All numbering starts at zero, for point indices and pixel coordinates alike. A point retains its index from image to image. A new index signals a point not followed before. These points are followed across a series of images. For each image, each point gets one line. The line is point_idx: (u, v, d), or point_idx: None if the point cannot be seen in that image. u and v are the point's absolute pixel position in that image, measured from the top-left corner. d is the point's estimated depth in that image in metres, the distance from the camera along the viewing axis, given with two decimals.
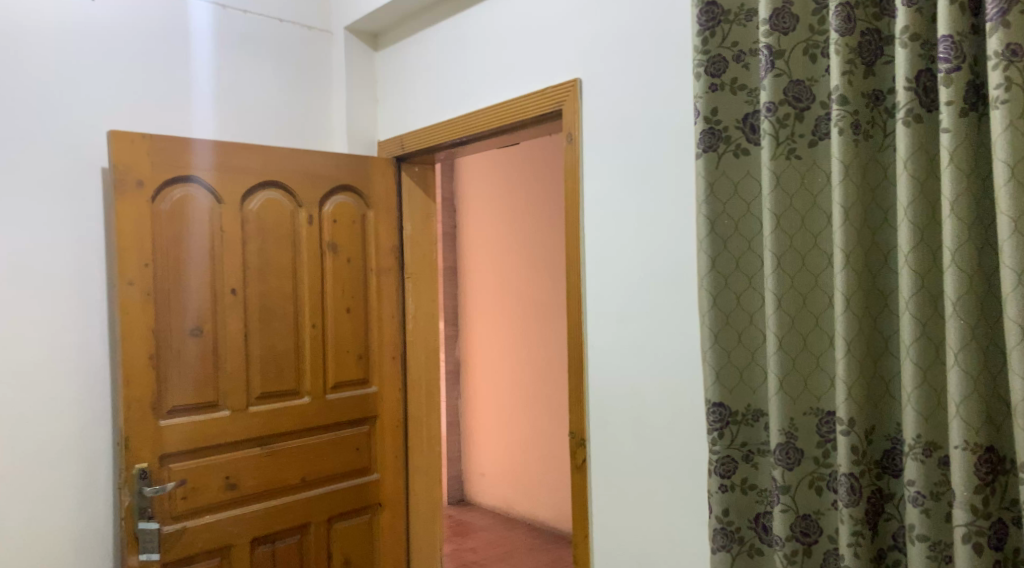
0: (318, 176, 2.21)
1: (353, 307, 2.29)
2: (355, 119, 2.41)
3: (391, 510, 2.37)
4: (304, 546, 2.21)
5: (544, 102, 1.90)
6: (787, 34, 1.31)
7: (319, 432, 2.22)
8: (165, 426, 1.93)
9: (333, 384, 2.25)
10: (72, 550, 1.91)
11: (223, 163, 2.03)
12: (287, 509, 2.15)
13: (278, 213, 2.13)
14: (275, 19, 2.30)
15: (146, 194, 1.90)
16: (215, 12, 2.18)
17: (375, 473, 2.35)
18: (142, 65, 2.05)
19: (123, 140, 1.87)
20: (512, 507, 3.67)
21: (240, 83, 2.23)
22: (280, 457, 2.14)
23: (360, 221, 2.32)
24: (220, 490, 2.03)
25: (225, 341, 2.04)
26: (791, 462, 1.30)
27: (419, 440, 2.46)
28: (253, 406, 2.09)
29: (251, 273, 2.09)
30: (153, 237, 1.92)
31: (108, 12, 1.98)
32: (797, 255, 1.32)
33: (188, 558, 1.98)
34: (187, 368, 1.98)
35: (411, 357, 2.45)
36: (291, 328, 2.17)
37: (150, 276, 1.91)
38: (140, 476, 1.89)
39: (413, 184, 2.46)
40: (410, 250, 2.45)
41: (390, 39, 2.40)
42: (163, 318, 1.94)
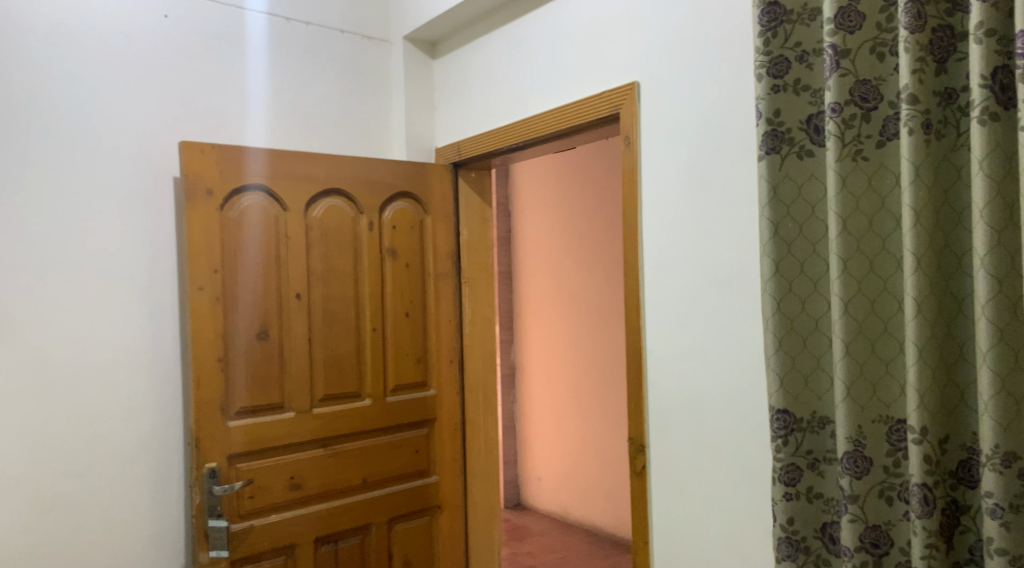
0: (377, 182, 2.26)
1: (411, 311, 2.33)
2: (413, 126, 2.45)
3: (450, 512, 2.40)
4: (365, 547, 2.25)
5: (601, 106, 1.90)
6: (853, 33, 1.28)
7: (379, 433, 2.26)
8: (232, 426, 2.00)
9: (392, 386, 2.28)
10: (145, 545, 1.98)
11: (287, 171, 2.09)
12: (349, 509, 2.19)
13: (340, 219, 2.18)
14: (336, 30, 2.36)
15: (214, 203, 1.97)
16: (279, 25, 2.24)
17: (434, 475, 2.38)
18: (210, 78, 2.12)
19: (194, 150, 1.94)
20: (568, 512, 3.66)
21: (302, 93, 2.29)
22: (343, 458, 2.18)
23: (419, 227, 2.35)
24: (285, 490, 2.08)
25: (290, 344, 2.10)
26: (860, 471, 1.27)
27: (477, 443, 2.48)
28: (317, 407, 2.14)
29: (314, 277, 2.15)
30: (221, 244, 1.99)
31: (178, 28, 2.07)
32: (864, 259, 1.28)
33: (255, 555, 2.04)
34: (253, 370, 2.04)
35: (469, 361, 2.47)
36: (352, 332, 2.21)
37: (219, 281, 1.98)
38: (209, 476, 1.95)
39: (470, 190, 2.49)
40: (467, 254, 2.47)
41: (447, 47, 2.44)
42: (231, 322, 2.01)
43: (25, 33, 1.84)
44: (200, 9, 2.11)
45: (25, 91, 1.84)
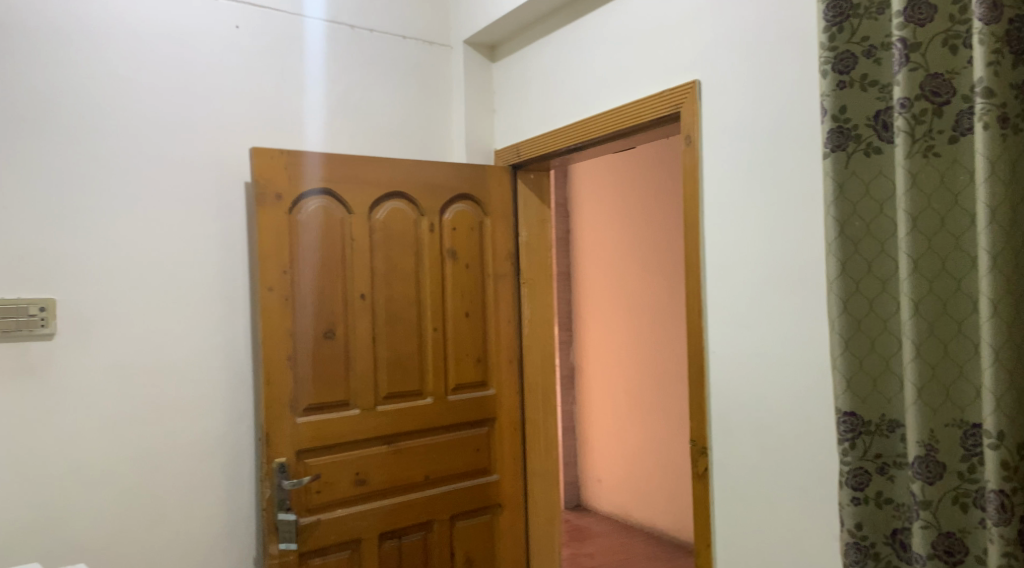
0: (438, 185, 2.30)
1: (471, 311, 2.36)
2: (473, 128, 2.49)
3: (511, 511, 2.42)
4: (428, 543, 2.29)
5: (661, 105, 1.89)
6: (924, 26, 1.25)
7: (441, 432, 2.30)
8: (300, 423, 2.06)
9: (453, 385, 2.32)
10: (219, 537, 2.06)
11: (352, 174, 2.15)
12: (412, 506, 2.24)
13: (402, 221, 2.23)
14: (398, 36, 2.41)
15: (283, 206, 2.04)
16: (344, 32, 2.31)
17: (495, 474, 2.40)
18: (279, 85, 2.20)
19: (264, 156, 2.01)
20: (629, 514, 3.64)
21: (366, 99, 2.35)
22: (406, 455, 2.23)
23: (478, 228, 2.38)
24: (351, 486, 2.14)
25: (355, 342, 2.16)
26: (932, 476, 1.23)
27: (537, 442, 2.50)
28: (381, 405, 2.20)
29: (378, 278, 2.20)
30: (290, 246, 2.06)
31: (249, 38, 2.15)
32: (936, 258, 1.25)
33: (322, 548, 2.10)
34: (320, 368, 2.10)
35: (529, 361, 2.49)
36: (414, 332, 2.26)
37: (288, 282, 2.05)
38: (279, 470, 2.02)
39: (529, 191, 2.51)
40: (526, 255, 2.49)
41: (506, 50, 2.47)
42: (299, 322, 2.07)
43: (107, 47, 1.94)
44: (270, 20, 2.19)
45: (108, 102, 1.94)
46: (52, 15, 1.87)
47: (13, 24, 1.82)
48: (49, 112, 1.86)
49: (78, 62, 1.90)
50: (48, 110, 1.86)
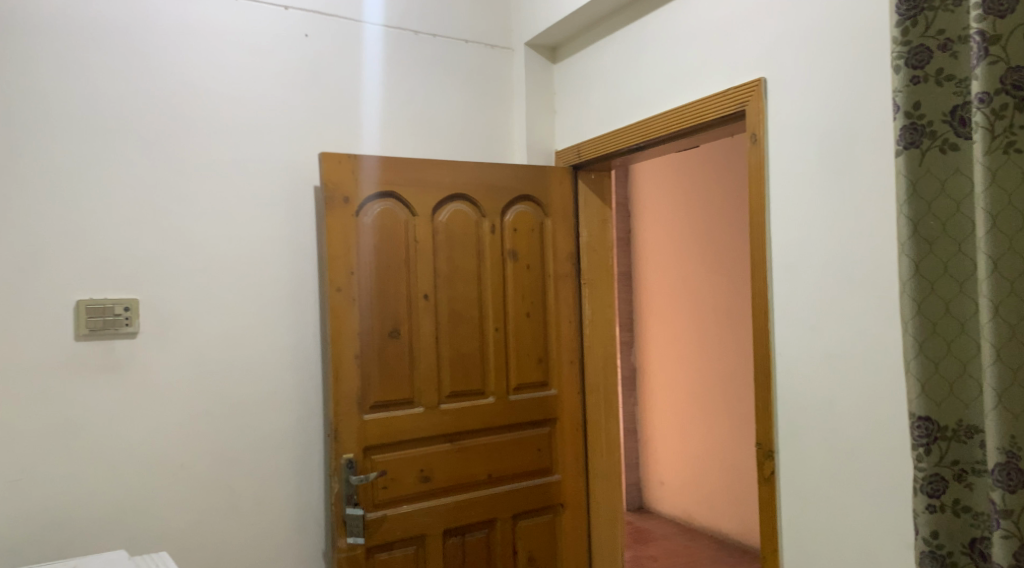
0: (499, 187, 2.32)
1: (532, 312, 2.37)
2: (534, 130, 2.50)
3: (573, 511, 2.42)
4: (491, 541, 2.31)
5: (725, 103, 1.87)
6: (1005, 17, 1.19)
7: (503, 431, 2.32)
8: (366, 420, 2.11)
9: (515, 385, 2.34)
10: (291, 530, 2.13)
11: (416, 178, 2.20)
12: (475, 504, 2.26)
13: (464, 223, 2.27)
14: (460, 40, 2.44)
15: (350, 209, 2.10)
16: (408, 38, 2.36)
17: (557, 474, 2.41)
18: (346, 91, 2.26)
19: (332, 161, 2.07)
20: (693, 517, 3.60)
21: (429, 103, 2.39)
22: (468, 453, 2.26)
23: (539, 229, 2.40)
24: (415, 482, 2.18)
25: (419, 342, 2.20)
26: (1014, 484, 1.19)
27: (599, 443, 2.50)
28: (444, 403, 2.23)
29: (441, 279, 2.24)
30: (356, 248, 2.11)
31: (317, 46, 2.22)
32: (1018, 258, 1.20)
33: (388, 543, 2.15)
34: (385, 367, 2.15)
35: (591, 362, 2.49)
36: (476, 333, 2.29)
37: (355, 282, 2.10)
38: (347, 466, 2.07)
39: (590, 191, 2.51)
40: (587, 256, 2.49)
41: (567, 51, 2.48)
42: (366, 322, 2.13)
43: (185, 59, 2.03)
44: (338, 27, 2.25)
45: (185, 111, 2.02)
46: (135, 29, 1.97)
47: (99, 38, 1.92)
48: (132, 122, 1.96)
49: (159, 74, 1.99)
50: (130, 119, 1.95)
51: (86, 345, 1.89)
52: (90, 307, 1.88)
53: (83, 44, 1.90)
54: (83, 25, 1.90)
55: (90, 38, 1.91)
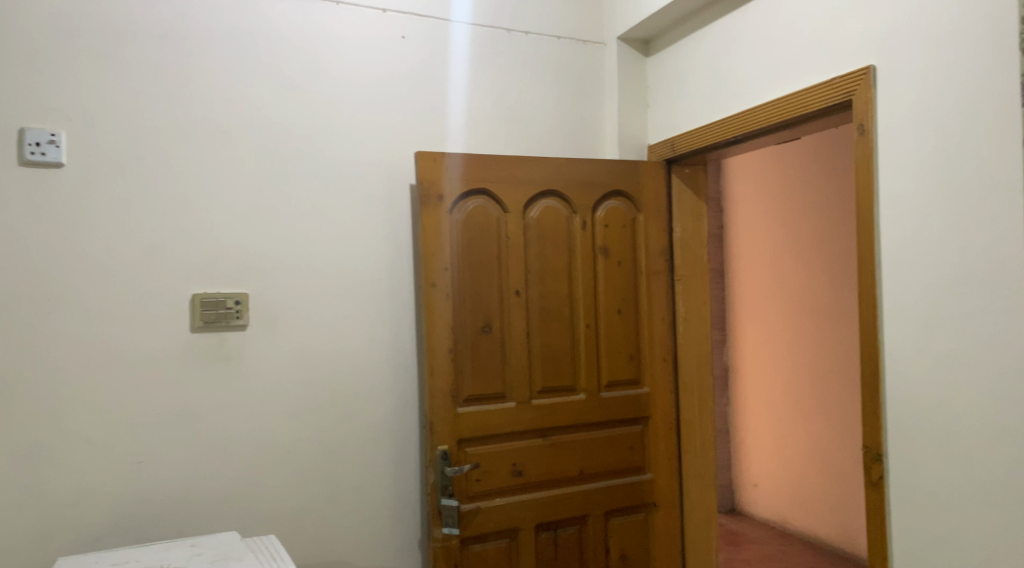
0: (591, 182, 2.32)
1: (624, 309, 2.35)
2: (627, 124, 2.48)
3: (666, 510, 2.39)
4: (583, 537, 2.30)
5: (831, 93, 1.80)
6: None
7: (594, 427, 2.32)
8: (460, 413, 2.15)
9: (607, 382, 2.33)
10: (388, 519, 2.19)
11: (509, 175, 2.22)
12: (567, 499, 2.26)
13: (556, 219, 2.27)
14: (553, 37, 2.45)
15: (443, 207, 2.14)
16: (501, 36, 2.38)
17: (649, 473, 2.38)
18: (440, 89, 2.30)
19: (427, 159, 2.13)
20: (789, 521, 3.49)
21: (522, 100, 2.40)
22: (560, 449, 2.26)
23: (631, 225, 2.37)
24: (508, 476, 2.20)
25: (511, 337, 2.22)
26: None
27: (693, 442, 2.45)
28: (536, 399, 2.24)
29: (533, 275, 2.25)
30: (450, 244, 2.15)
31: (414, 47, 2.26)
32: None
33: (481, 535, 2.17)
34: (478, 361, 2.18)
35: (684, 360, 2.44)
36: (567, 329, 2.29)
37: (449, 278, 2.14)
38: (442, 458, 2.11)
39: (684, 186, 2.47)
40: (680, 252, 2.45)
41: (661, 44, 2.44)
42: (460, 317, 2.17)
43: (290, 63, 2.11)
44: (433, 27, 2.29)
45: (289, 113, 2.10)
46: (245, 36, 2.06)
47: (211, 46, 2.02)
48: (242, 124, 2.05)
49: (266, 78, 2.08)
50: (239, 122, 2.05)
51: (200, 336, 2.00)
52: (205, 301, 1.99)
53: (198, 51, 2.01)
54: (198, 33, 2.01)
55: (204, 46, 2.02)
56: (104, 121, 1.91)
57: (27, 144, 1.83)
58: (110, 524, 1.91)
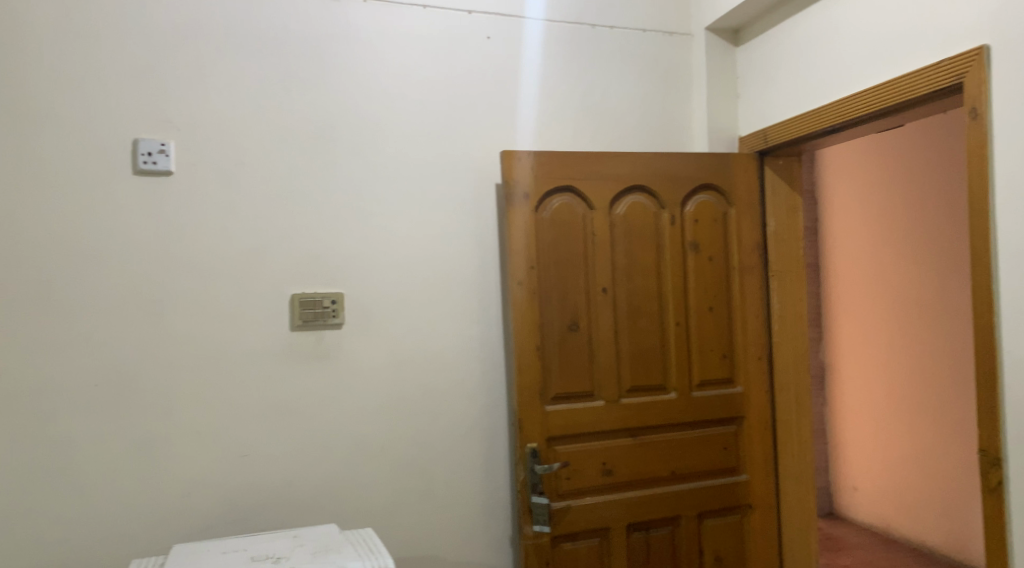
0: (679, 177, 2.27)
1: (716, 306, 2.30)
2: (716, 116, 2.41)
3: (762, 512, 2.32)
4: (675, 538, 2.26)
5: (940, 77, 1.71)
6: None
7: (686, 427, 2.27)
8: (549, 411, 2.15)
9: (699, 382, 2.28)
10: (479, 515, 2.21)
11: (596, 171, 2.20)
12: (659, 500, 2.23)
13: (644, 216, 2.24)
14: (638, 30, 2.41)
15: (530, 205, 2.15)
16: (586, 32, 2.36)
17: (745, 473, 2.32)
18: (525, 88, 2.30)
19: (513, 158, 2.14)
20: (893, 527, 3.33)
21: (608, 95, 2.38)
22: (651, 448, 2.23)
23: (722, 219, 2.32)
24: (598, 475, 2.19)
25: (599, 335, 2.21)
26: None
27: (790, 443, 2.37)
28: (626, 398, 2.22)
29: (620, 272, 2.23)
30: (536, 241, 2.16)
31: (499, 47, 2.28)
32: None
33: (572, 534, 2.17)
34: (567, 359, 2.18)
35: (780, 358, 2.36)
36: (656, 326, 2.25)
37: (535, 276, 2.15)
38: (531, 455, 2.12)
39: (778, 178, 2.39)
40: (775, 247, 2.37)
41: (751, 33, 2.37)
42: (547, 315, 2.17)
43: (379, 67, 2.16)
44: (518, 26, 2.29)
45: (378, 117, 2.15)
46: (336, 43, 2.12)
47: (306, 54, 2.09)
48: (334, 129, 2.11)
49: (358, 84, 2.14)
50: (332, 127, 2.11)
51: (299, 334, 2.07)
52: (304, 300, 2.06)
53: (292, 60, 2.08)
54: (293, 43, 2.08)
55: (298, 55, 2.09)
56: (208, 130, 2.01)
57: (140, 154, 1.94)
58: (218, 513, 2.00)
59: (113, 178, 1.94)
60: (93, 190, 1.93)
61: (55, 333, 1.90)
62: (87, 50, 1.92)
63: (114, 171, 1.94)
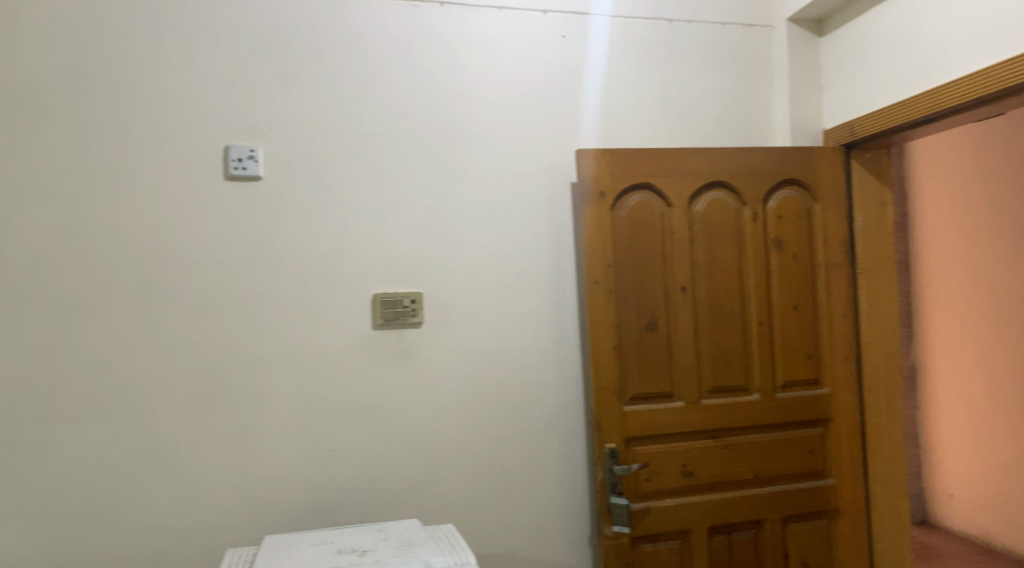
0: (761, 172, 2.22)
1: (800, 305, 2.23)
2: (798, 109, 2.34)
3: (851, 518, 2.24)
4: (759, 543, 2.21)
5: None
6: None
7: (771, 429, 2.22)
8: (627, 411, 2.13)
9: (782, 382, 2.22)
10: (558, 514, 2.21)
11: (674, 168, 2.17)
12: (742, 503, 2.18)
13: (724, 212, 2.20)
14: (716, 23, 2.36)
15: (607, 203, 2.14)
16: (663, 28, 2.33)
17: (832, 478, 2.24)
18: (601, 86, 2.29)
19: (589, 157, 2.13)
20: (994, 537, 3.17)
21: (685, 91, 2.34)
22: (733, 450, 2.18)
23: (806, 215, 2.25)
24: (678, 476, 2.16)
25: (678, 335, 2.17)
26: None
27: (881, 447, 2.28)
28: (706, 399, 2.18)
29: (700, 271, 2.19)
30: (613, 240, 2.15)
31: (574, 45, 2.27)
32: None
33: (652, 535, 2.14)
34: (645, 359, 2.15)
35: (869, 359, 2.28)
36: (738, 326, 2.20)
37: (612, 275, 2.14)
38: (610, 455, 2.11)
39: (866, 171, 2.30)
40: (863, 243, 2.28)
41: (836, 23, 2.29)
42: (625, 314, 2.15)
43: (456, 70, 2.19)
44: (594, 24, 2.29)
45: (455, 119, 2.18)
46: (414, 47, 2.16)
47: (385, 59, 2.14)
48: (412, 132, 2.15)
49: (435, 86, 2.17)
50: (410, 130, 2.15)
51: (381, 333, 2.12)
52: (385, 300, 2.11)
53: (372, 65, 2.13)
54: (373, 49, 2.13)
55: (378, 60, 2.14)
56: (293, 136, 2.08)
57: (231, 160, 2.03)
58: (305, 506, 2.07)
59: (206, 184, 2.03)
60: (188, 197, 2.02)
61: (155, 332, 2.00)
62: (181, 63, 2.02)
63: (207, 178, 2.03)
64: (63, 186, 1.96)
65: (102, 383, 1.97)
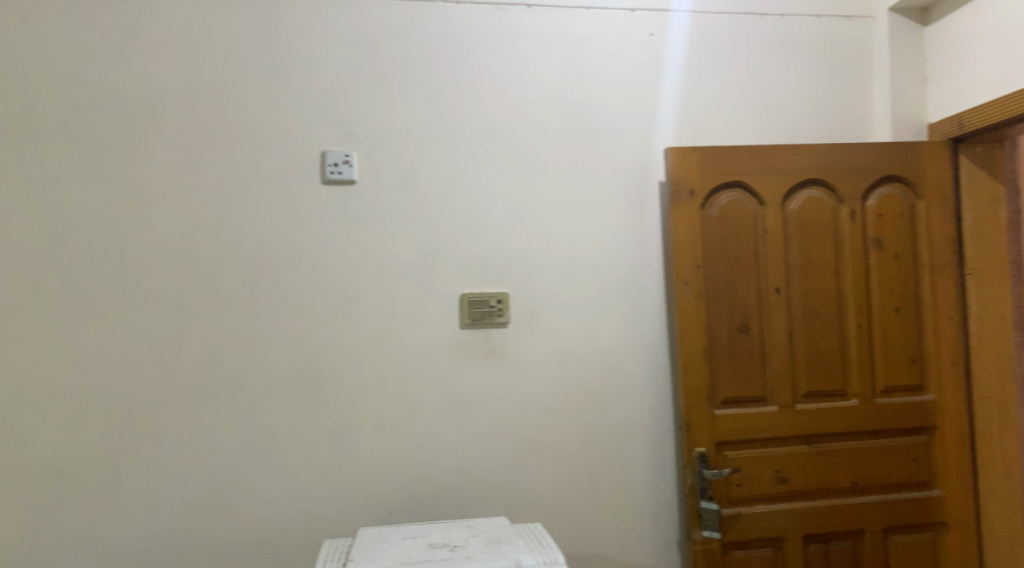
0: (860, 169, 2.13)
1: (903, 307, 2.14)
2: (901, 102, 2.24)
3: (960, 532, 2.13)
4: (858, 554, 2.12)
5: None
6: None
7: (871, 437, 2.13)
8: (718, 415, 2.09)
9: (883, 388, 2.13)
10: (646, 516, 2.19)
11: (767, 166, 2.12)
12: (839, 512, 2.10)
13: (820, 211, 2.13)
14: (811, 16, 2.28)
15: (697, 203, 2.10)
16: (754, 22, 2.27)
17: (938, 489, 2.14)
18: (690, 84, 2.25)
19: (679, 156, 2.10)
20: None
21: (778, 87, 2.27)
22: (829, 457, 2.11)
23: (909, 213, 2.15)
24: (772, 482, 2.10)
25: (771, 337, 2.12)
26: None
27: (993, 459, 2.16)
28: (801, 403, 2.12)
29: (794, 271, 2.13)
30: (703, 240, 2.11)
31: (663, 43, 2.25)
32: None
33: (744, 542, 2.10)
34: (736, 361, 2.11)
35: (979, 365, 2.15)
36: (835, 329, 2.13)
37: (702, 276, 2.10)
38: (700, 459, 2.08)
39: (976, 167, 2.18)
40: (972, 242, 2.16)
41: (943, 11, 2.18)
42: (715, 316, 2.11)
43: (544, 71, 2.20)
44: (683, 21, 2.25)
45: (542, 120, 2.19)
46: (503, 50, 2.19)
47: (474, 64, 2.18)
48: (501, 134, 2.18)
49: (523, 88, 2.19)
50: (499, 132, 2.18)
51: (469, 332, 2.16)
52: (473, 300, 2.14)
53: (461, 70, 2.17)
54: (463, 53, 2.17)
55: (467, 65, 2.17)
56: (386, 140, 2.14)
57: (328, 165, 2.11)
58: (397, 500, 2.13)
59: (304, 188, 2.12)
60: (288, 200, 2.11)
61: (257, 329, 2.10)
62: (282, 73, 2.11)
63: (305, 182, 2.12)
64: (175, 191, 2.08)
65: (210, 376, 2.08)
